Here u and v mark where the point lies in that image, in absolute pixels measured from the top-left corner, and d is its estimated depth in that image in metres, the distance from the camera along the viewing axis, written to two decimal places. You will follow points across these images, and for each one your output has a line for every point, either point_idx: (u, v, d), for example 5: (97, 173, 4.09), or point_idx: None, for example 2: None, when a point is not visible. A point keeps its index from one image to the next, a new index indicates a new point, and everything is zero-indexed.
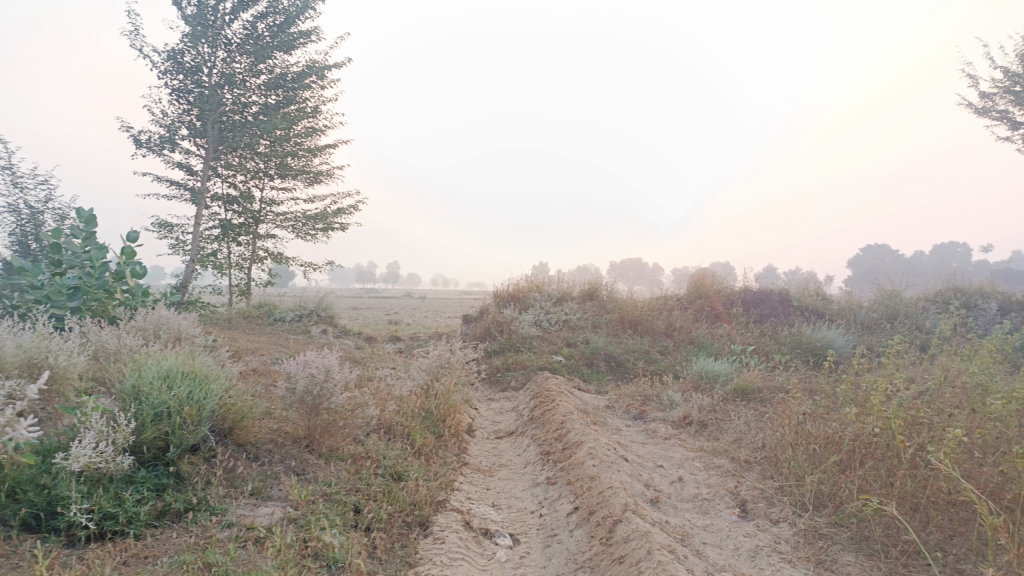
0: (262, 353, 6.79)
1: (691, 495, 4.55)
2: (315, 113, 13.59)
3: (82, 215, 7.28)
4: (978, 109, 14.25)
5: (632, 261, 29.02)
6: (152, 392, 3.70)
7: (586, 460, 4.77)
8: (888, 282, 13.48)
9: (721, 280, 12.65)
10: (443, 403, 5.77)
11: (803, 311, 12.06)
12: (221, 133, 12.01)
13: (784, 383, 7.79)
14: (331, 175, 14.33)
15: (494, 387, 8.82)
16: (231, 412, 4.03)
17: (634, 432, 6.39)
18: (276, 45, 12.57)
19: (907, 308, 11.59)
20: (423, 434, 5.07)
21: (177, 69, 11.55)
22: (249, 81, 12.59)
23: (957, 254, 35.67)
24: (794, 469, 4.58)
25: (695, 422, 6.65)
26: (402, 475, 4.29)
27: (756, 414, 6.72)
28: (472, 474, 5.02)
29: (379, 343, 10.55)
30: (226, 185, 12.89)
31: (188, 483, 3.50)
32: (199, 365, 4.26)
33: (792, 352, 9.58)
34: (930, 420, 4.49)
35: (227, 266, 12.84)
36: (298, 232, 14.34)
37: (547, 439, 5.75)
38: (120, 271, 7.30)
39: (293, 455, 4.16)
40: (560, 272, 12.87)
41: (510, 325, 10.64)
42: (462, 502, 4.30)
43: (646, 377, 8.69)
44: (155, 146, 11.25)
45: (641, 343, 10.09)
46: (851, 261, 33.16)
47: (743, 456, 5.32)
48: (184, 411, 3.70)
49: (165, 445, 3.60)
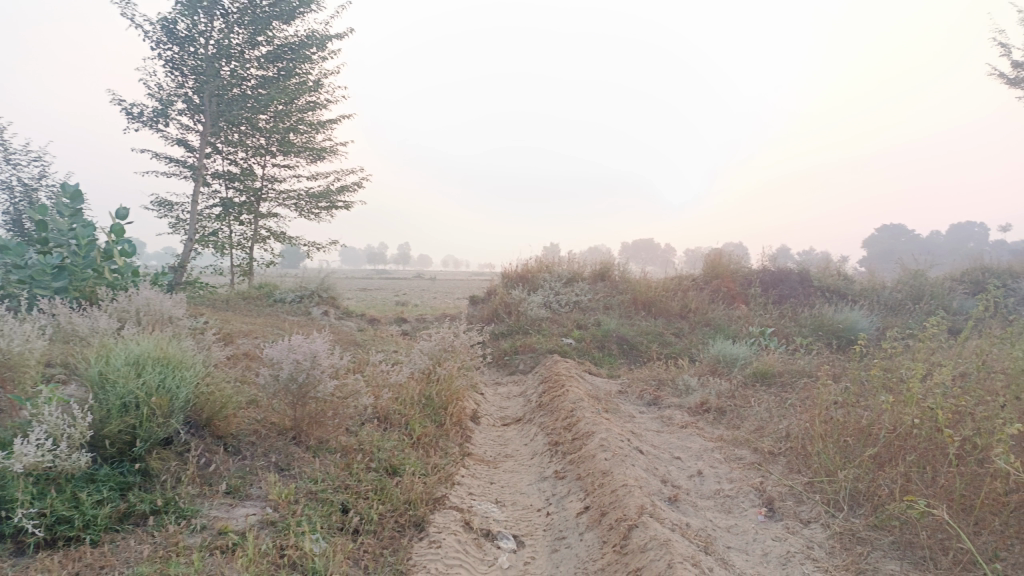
0: (256, 336, 6.46)
1: (711, 492, 4.18)
2: (317, 86, 13.18)
3: (67, 191, 6.92)
4: (1011, 79, 13.64)
5: (643, 241, 28.48)
6: (118, 380, 3.35)
7: (597, 452, 4.39)
8: (911, 261, 12.99)
9: (738, 260, 12.20)
10: (446, 389, 5.41)
11: (823, 291, 11.62)
12: (219, 108, 11.63)
13: (807, 366, 7.40)
14: (334, 151, 13.93)
15: (501, 371, 8.47)
16: (208, 402, 3.68)
17: (647, 420, 6.03)
18: (275, 14, 12.14)
19: (932, 288, 11.12)
20: (422, 423, 4.73)
21: (170, 39, 11.14)
22: (248, 53, 12.18)
23: (975, 234, 34.86)
24: (825, 464, 4.21)
25: (713, 409, 6.27)
26: (397, 469, 3.94)
27: (778, 401, 6.33)
28: (476, 466, 4.67)
29: (382, 326, 10.22)
30: (227, 162, 12.53)
31: (156, 481, 3.16)
32: (174, 350, 3.91)
33: (813, 334, 9.16)
34: (976, 409, 4.09)
35: (228, 246, 12.51)
36: (301, 211, 13.99)
37: (556, 428, 5.39)
38: (108, 249, 6.94)
39: (277, 449, 3.81)
40: (570, 252, 12.45)
41: (518, 306, 10.27)
42: (463, 499, 3.95)
43: (660, 360, 8.31)
44: (150, 121, 10.88)
45: (655, 325, 9.69)
46: (867, 241, 32.49)
47: (767, 447, 4.94)
48: (152, 402, 3.35)
49: (132, 439, 3.25)
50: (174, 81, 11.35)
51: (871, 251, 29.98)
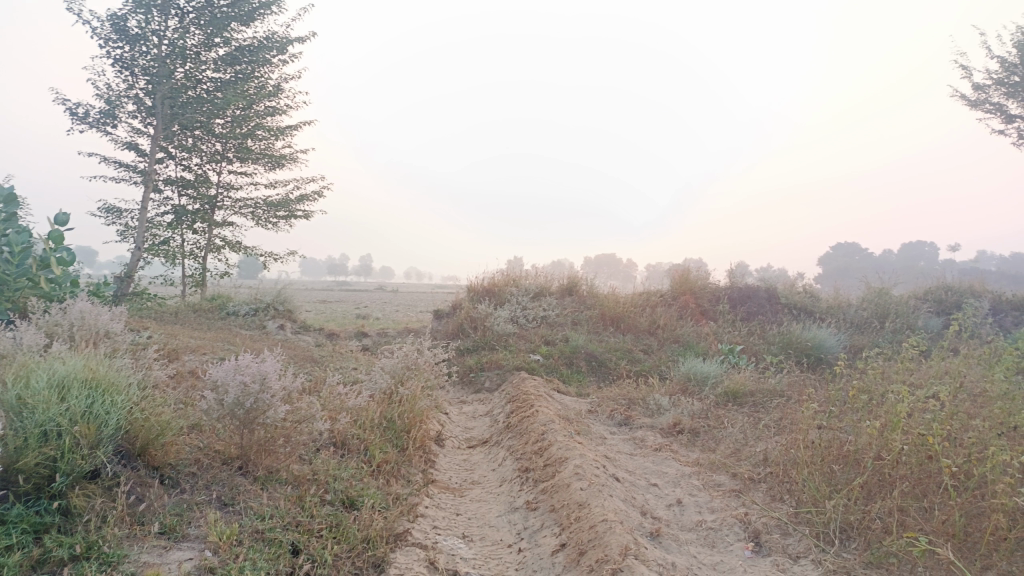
0: (205, 352, 6.05)
1: (693, 524, 3.92)
2: (277, 91, 12.75)
3: (1, 194, 6.41)
4: (972, 101, 13.91)
5: (607, 256, 28.43)
6: (39, 406, 2.96)
7: (572, 482, 4.10)
8: (875, 279, 13.05)
9: (706, 275, 12.08)
10: (409, 411, 5.08)
11: (791, 309, 11.57)
12: (172, 110, 11.15)
13: (778, 386, 7.25)
14: (294, 159, 13.48)
15: (466, 389, 8.15)
16: (142, 428, 3.29)
17: (619, 442, 5.77)
18: (234, 15, 11.73)
19: (897, 306, 11.14)
20: (383, 448, 4.40)
21: (121, 37, 10.64)
22: (204, 55, 11.73)
23: (925, 253, 35.61)
24: (811, 494, 3.99)
25: (687, 430, 6.03)
26: (355, 501, 3.61)
27: (752, 422, 6.13)
28: (440, 495, 4.35)
29: (343, 341, 9.81)
30: (181, 167, 12.03)
31: (78, 521, 2.76)
32: (106, 370, 3.51)
33: (782, 352, 9.05)
34: (966, 434, 3.93)
35: (180, 255, 11.99)
36: (258, 220, 13.49)
37: (525, 452, 5.09)
38: (45, 257, 6.44)
39: (221, 481, 3.43)
40: (536, 265, 12.19)
41: (485, 321, 9.96)
42: (427, 534, 3.62)
43: (630, 379, 8.09)
44: (96, 122, 10.34)
45: (624, 341, 9.48)
46: (824, 257, 32.93)
47: (746, 473, 4.72)
48: (76, 431, 2.96)
49: (51, 474, 2.84)
50: (123, 81, 10.84)
51: (829, 268, 30.41)
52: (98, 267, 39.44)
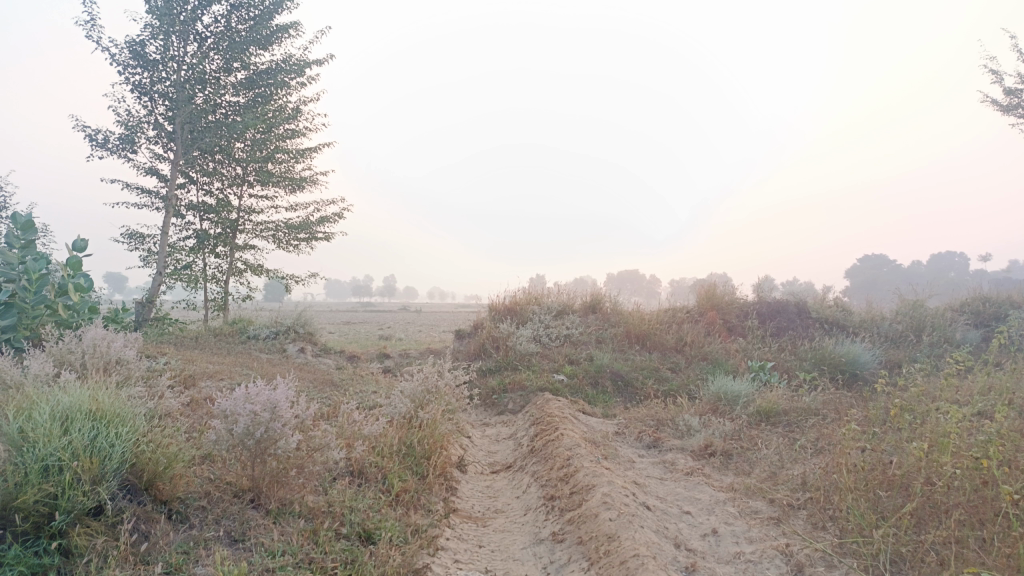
0: (222, 378, 5.94)
1: (730, 556, 3.68)
2: (296, 113, 12.78)
3: (19, 222, 6.41)
4: (1004, 106, 13.53)
5: (629, 272, 28.12)
6: (40, 439, 2.84)
7: (600, 511, 3.88)
8: (909, 291, 12.65)
9: (733, 290, 11.80)
10: (429, 436, 4.90)
11: (822, 323, 11.24)
12: (192, 135, 11.27)
13: (814, 404, 6.97)
14: (315, 181, 13.48)
15: (489, 411, 7.96)
16: (149, 461, 3.15)
17: (648, 466, 5.54)
18: (252, 39, 11.80)
19: (933, 319, 10.74)
20: (402, 476, 4.23)
21: (140, 62, 10.74)
22: (223, 79, 11.81)
23: (955, 263, 34.79)
24: (857, 523, 3.74)
25: (719, 453, 5.78)
26: (372, 534, 3.43)
27: (788, 443, 5.86)
28: (462, 526, 4.16)
29: (363, 363, 9.69)
30: (202, 192, 12.07)
31: (78, 561, 2.61)
32: (112, 400, 3.39)
33: (815, 368, 8.74)
34: (1022, 455, 3.67)
35: (202, 279, 11.99)
36: (279, 242, 13.49)
37: (550, 478, 4.88)
38: (62, 284, 6.41)
39: (231, 515, 3.27)
40: (559, 283, 12.00)
41: (507, 340, 9.77)
42: (447, 569, 3.43)
43: (658, 399, 7.84)
44: (117, 148, 10.40)
45: (650, 359, 9.24)
46: (852, 270, 32.28)
47: (784, 499, 4.46)
48: (78, 465, 2.82)
49: (51, 512, 2.70)
50: (143, 107, 10.92)
51: (857, 281, 29.81)
52: (125, 293, 40.15)
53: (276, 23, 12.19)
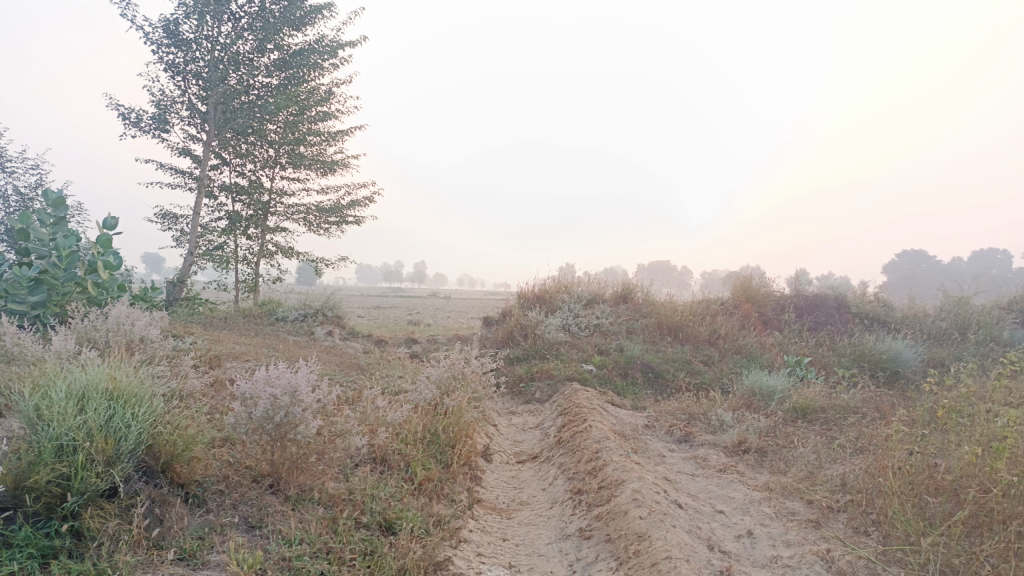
0: (248, 359, 5.89)
1: (766, 560, 3.51)
2: (328, 96, 12.72)
3: (49, 199, 6.45)
4: None
5: (660, 263, 27.72)
6: (54, 418, 2.77)
7: (630, 509, 3.72)
8: (953, 287, 12.20)
9: (768, 283, 11.48)
10: (454, 424, 4.77)
11: (862, 319, 10.89)
12: (225, 116, 11.31)
13: (853, 402, 6.71)
14: (346, 165, 13.43)
15: (516, 400, 7.82)
16: (167, 443, 3.07)
17: (679, 461, 5.37)
18: (286, 20, 11.74)
19: (979, 317, 10.33)
20: (426, 464, 4.12)
21: (173, 42, 10.75)
22: (256, 60, 11.79)
23: (998, 261, 33.71)
24: (904, 529, 3.53)
25: (753, 450, 5.57)
26: (393, 524, 3.32)
27: (826, 442, 5.63)
28: (486, 518, 4.03)
29: (391, 348, 9.62)
30: (235, 173, 12.09)
31: (90, 544, 2.53)
32: (130, 379, 3.31)
33: (854, 365, 8.45)
34: None
35: (233, 260, 12.02)
36: (310, 225, 13.48)
37: (578, 471, 4.73)
38: (92, 261, 6.42)
39: (250, 500, 3.18)
40: (589, 272, 11.80)
41: (535, 329, 9.61)
42: (469, 563, 3.30)
43: (690, 392, 7.63)
44: (150, 127, 10.42)
45: (682, 352, 9.01)
46: (891, 265, 31.45)
47: (823, 501, 4.26)
48: (92, 446, 2.74)
49: (63, 493, 2.62)
50: (177, 86, 10.95)
51: (895, 276, 29.04)
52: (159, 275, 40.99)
53: (309, 4, 12.11)
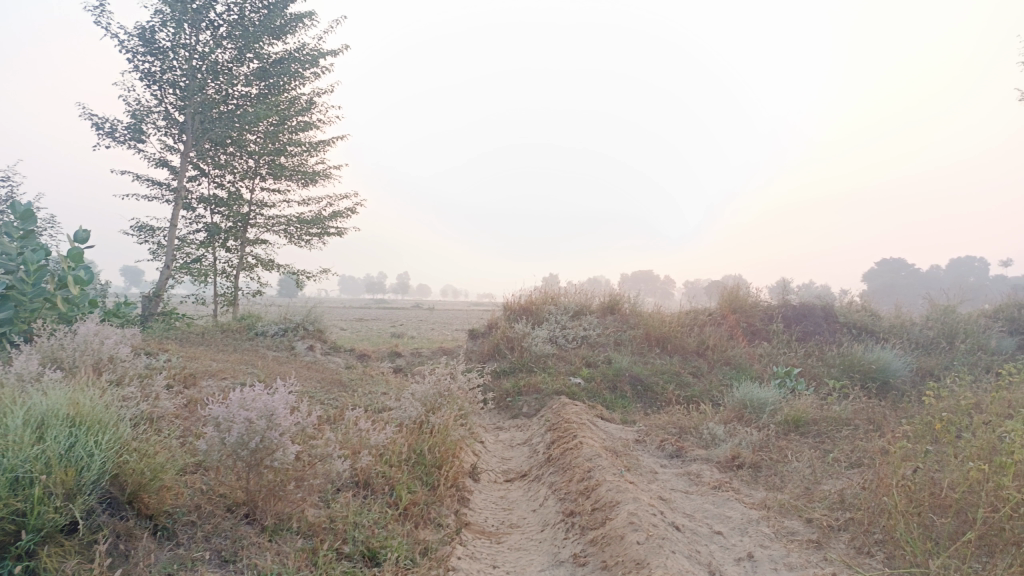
0: (224, 378, 5.66)
1: None
2: (309, 105, 12.51)
3: (18, 212, 6.21)
4: None
5: (642, 272, 27.69)
6: (10, 447, 2.56)
7: (627, 533, 3.56)
8: (938, 294, 12.20)
9: (755, 292, 11.41)
10: (441, 443, 4.59)
11: (849, 328, 10.83)
12: (202, 125, 11.09)
13: (846, 413, 6.61)
14: (327, 175, 13.21)
15: (502, 415, 7.65)
16: (134, 472, 2.87)
17: (672, 478, 5.22)
18: (265, 29, 11.56)
19: (966, 325, 10.32)
20: (411, 488, 3.93)
21: (149, 50, 10.54)
22: (235, 69, 11.59)
23: (976, 268, 34.09)
24: (911, 551, 3.40)
25: (747, 465, 5.43)
26: (377, 554, 3.13)
27: (821, 456, 5.50)
28: (475, 543, 3.84)
29: (374, 362, 9.40)
30: (213, 185, 11.85)
31: None
32: (95, 403, 3.10)
33: (844, 375, 8.37)
34: None
35: (211, 273, 11.76)
36: (290, 237, 13.25)
37: (569, 490, 4.57)
38: (62, 276, 6.18)
39: (223, 532, 2.98)
40: (575, 283, 11.66)
41: (521, 341, 9.45)
42: None
43: (680, 405, 7.50)
44: (126, 138, 10.19)
45: (670, 363, 8.89)
46: (871, 273, 31.67)
47: (823, 520, 4.12)
48: (51, 478, 2.54)
49: (18, 530, 2.41)
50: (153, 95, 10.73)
51: (876, 284, 29.24)
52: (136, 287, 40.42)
53: (290, 12, 11.95)
